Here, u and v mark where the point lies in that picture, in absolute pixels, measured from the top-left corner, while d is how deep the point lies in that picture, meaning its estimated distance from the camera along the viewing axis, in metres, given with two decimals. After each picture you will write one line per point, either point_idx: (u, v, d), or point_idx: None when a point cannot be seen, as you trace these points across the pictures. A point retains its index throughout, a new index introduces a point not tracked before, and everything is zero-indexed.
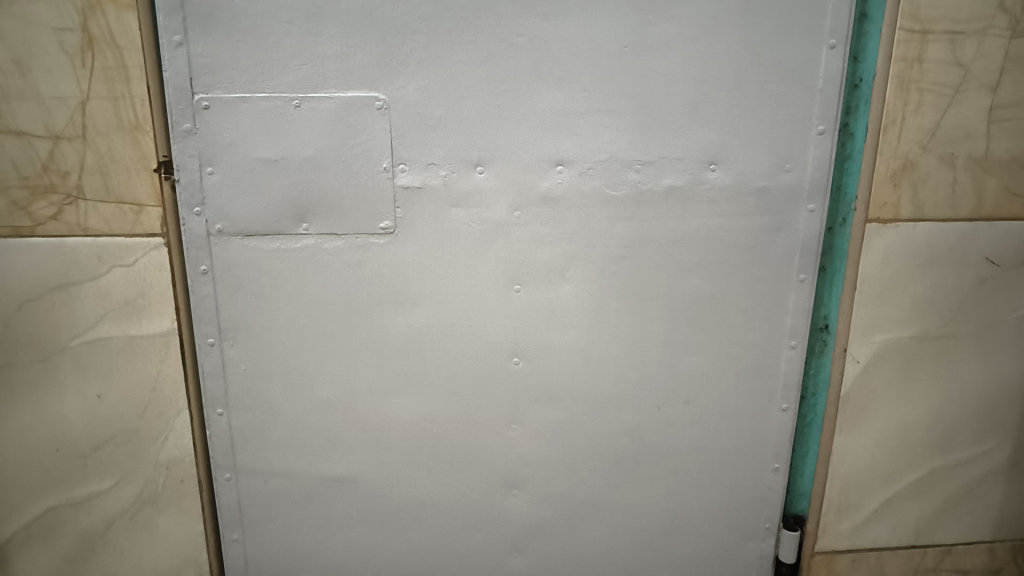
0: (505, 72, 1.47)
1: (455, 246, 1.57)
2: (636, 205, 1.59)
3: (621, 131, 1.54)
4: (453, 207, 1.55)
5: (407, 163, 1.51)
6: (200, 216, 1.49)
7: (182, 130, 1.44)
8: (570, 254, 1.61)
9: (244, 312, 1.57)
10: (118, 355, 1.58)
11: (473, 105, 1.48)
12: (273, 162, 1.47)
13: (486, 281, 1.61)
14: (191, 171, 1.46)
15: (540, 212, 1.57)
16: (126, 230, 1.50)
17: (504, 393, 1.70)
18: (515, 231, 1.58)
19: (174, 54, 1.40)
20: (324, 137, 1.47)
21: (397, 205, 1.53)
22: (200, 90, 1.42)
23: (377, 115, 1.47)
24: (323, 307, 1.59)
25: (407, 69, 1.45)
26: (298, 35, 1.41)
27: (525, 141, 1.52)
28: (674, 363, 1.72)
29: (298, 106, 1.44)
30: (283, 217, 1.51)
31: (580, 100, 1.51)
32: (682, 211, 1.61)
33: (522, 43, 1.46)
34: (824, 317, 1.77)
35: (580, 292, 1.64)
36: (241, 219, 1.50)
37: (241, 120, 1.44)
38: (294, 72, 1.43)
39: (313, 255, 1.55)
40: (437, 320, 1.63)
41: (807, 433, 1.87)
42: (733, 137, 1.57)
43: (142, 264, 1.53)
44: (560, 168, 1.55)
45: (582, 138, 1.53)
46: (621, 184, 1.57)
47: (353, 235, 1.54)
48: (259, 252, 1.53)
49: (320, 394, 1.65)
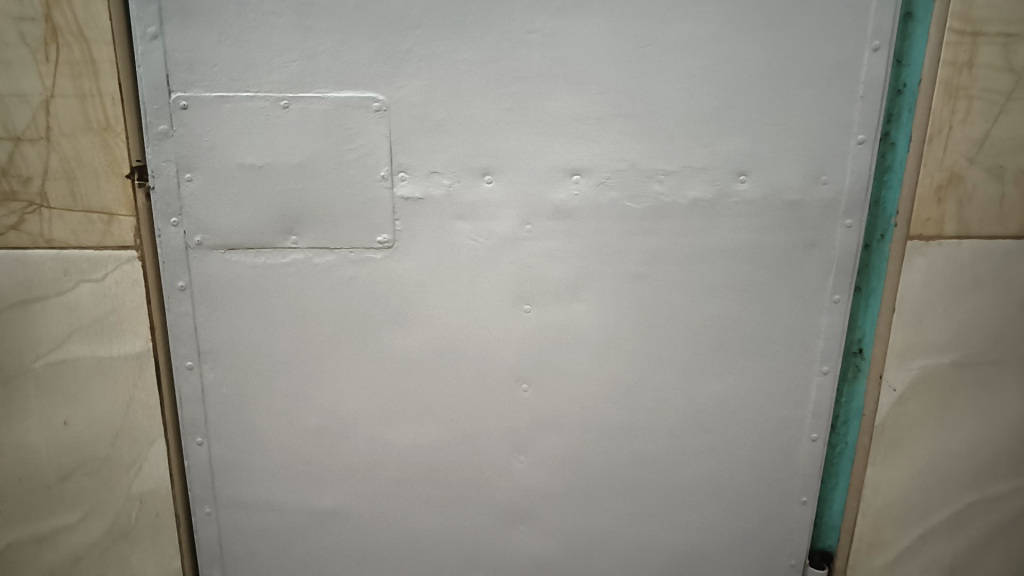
0: (514, 72, 1.33)
1: (458, 262, 1.43)
2: (658, 218, 1.44)
3: (642, 138, 1.39)
4: (457, 220, 1.41)
5: (406, 171, 1.36)
6: (178, 227, 1.35)
7: (157, 132, 1.29)
8: (583, 272, 1.47)
9: (226, 331, 1.43)
10: (87, 378, 1.44)
11: (479, 107, 1.34)
12: (258, 169, 1.33)
13: (492, 301, 1.47)
14: (167, 177, 1.32)
15: (551, 225, 1.43)
16: (95, 241, 1.36)
17: (510, 422, 1.56)
18: (525, 245, 1.44)
19: (149, 48, 1.25)
20: (315, 141, 1.32)
21: (397, 217, 1.39)
22: (177, 88, 1.27)
23: (374, 117, 1.32)
24: (314, 328, 1.44)
25: (406, 68, 1.30)
26: (286, 29, 1.27)
27: (536, 148, 1.37)
28: (697, 390, 1.58)
29: (286, 107, 1.30)
30: (271, 230, 1.37)
31: (595, 103, 1.36)
32: (707, 225, 1.46)
33: (534, 40, 1.31)
34: (858, 341, 1.63)
35: (595, 313, 1.50)
36: (223, 231, 1.36)
37: (222, 121, 1.30)
38: (282, 70, 1.28)
39: (302, 271, 1.40)
40: (438, 342, 1.49)
41: (836, 465, 1.73)
42: (764, 146, 1.42)
43: (113, 279, 1.38)
44: (576, 178, 1.40)
45: (600, 146, 1.38)
46: (643, 196, 1.42)
47: (346, 248, 1.40)
48: (242, 267, 1.39)
49: (309, 421, 1.51)
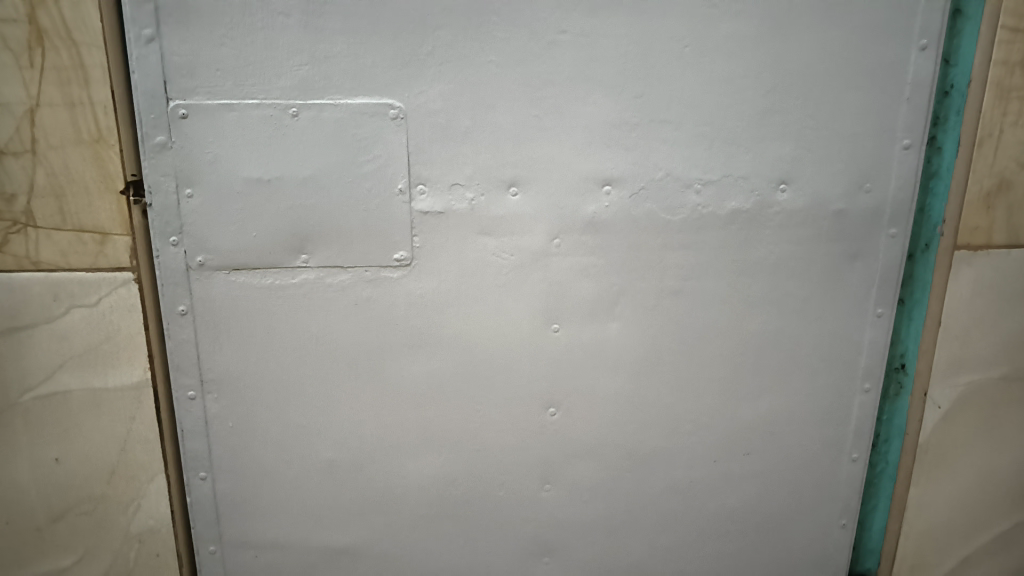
0: (545, 76, 1.24)
1: (483, 280, 1.35)
2: (696, 230, 1.37)
3: (681, 146, 1.31)
4: (481, 235, 1.32)
5: (426, 183, 1.26)
6: (178, 246, 1.24)
7: (154, 144, 1.18)
8: (618, 289, 1.39)
9: (231, 359, 1.32)
10: (80, 412, 1.32)
11: (506, 115, 1.25)
12: (265, 183, 1.22)
13: (520, 321, 1.39)
14: (166, 193, 1.21)
15: (583, 239, 1.35)
16: (87, 263, 1.24)
17: (538, 449, 1.48)
18: (555, 261, 1.35)
19: (144, 52, 1.14)
20: (327, 153, 1.22)
21: (416, 233, 1.29)
22: (176, 95, 1.16)
23: (391, 125, 1.22)
24: (327, 353, 1.34)
25: (427, 72, 1.21)
26: (295, 30, 1.16)
27: (568, 159, 1.29)
28: (736, 412, 1.52)
29: (296, 115, 1.19)
30: (278, 248, 1.26)
31: (631, 108, 1.28)
32: (749, 238, 1.39)
33: (565, 41, 1.23)
34: (901, 355, 1.55)
35: (629, 333, 1.43)
36: (227, 251, 1.25)
37: (225, 131, 1.19)
38: (290, 75, 1.18)
39: (313, 292, 1.30)
40: (460, 366, 1.39)
41: (876, 485, 1.65)
42: (808, 153, 1.35)
43: (107, 304, 1.27)
44: (608, 189, 1.32)
45: (635, 154, 1.31)
46: (680, 207, 1.35)
47: (361, 267, 1.30)
48: (248, 289, 1.28)
49: (321, 454, 1.40)
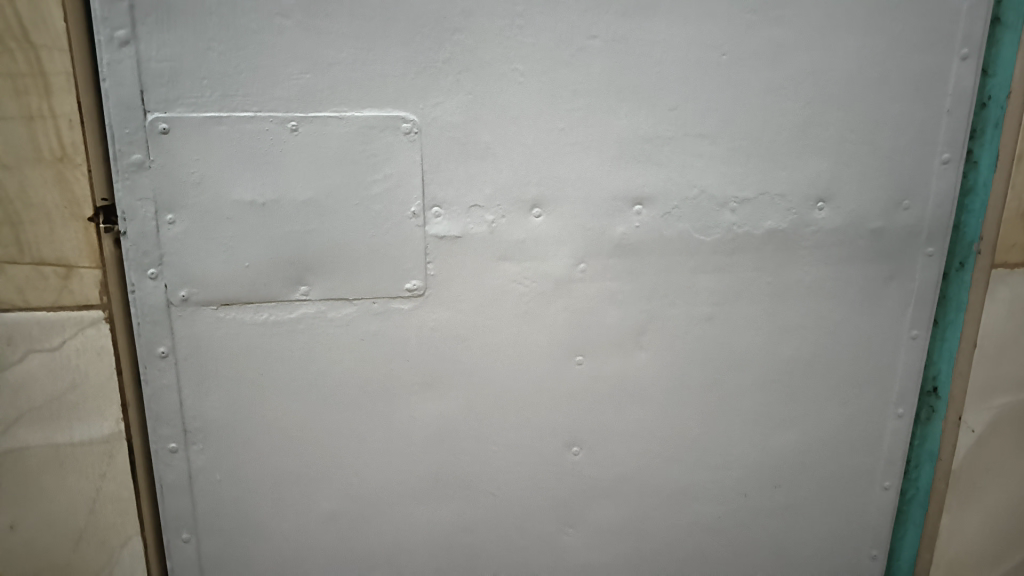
0: (572, 85, 1.13)
1: (501, 311, 1.22)
2: (730, 252, 1.28)
3: (717, 161, 1.22)
4: (502, 260, 1.19)
5: (442, 205, 1.14)
6: (157, 279, 1.07)
7: (129, 164, 1.02)
8: (646, 317, 1.28)
9: (219, 405, 1.15)
10: (40, 471, 1.14)
11: (529, 129, 1.13)
12: (259, 206, 1.07)
13: (543, 354, 1.26)
14: (143, 220, 1.04)
15: (611, 263, 1.23)
16: (49, 301, 1.07)
17: (559, 491, 1.35)
18: (580, 288, 1.23)
19: (116, 57, 0.98)
20: (331, 172, 1.08)
21: (430, 260, 1.16)
22: (155, 107, 1.01)
23: (403, 141, 1.09)
24: (330, 397, 1.19)
25: (444, 81, 1.08)
26: (295, 33, 1.02)
27: (597, 176, 1.18)
28: (766, 441, 1.43)
29: (295, 129, 1.05)
30: (275, 281, 1.11)
31: (665, 121, 1.18)
32: (784, 259, 1.30)
33: (596, 47, 1.12)
34: (933, 378, 1.48)
35: (657, 364, 1.32)
36: (214, 283, 1.09)
37: (213, 148, 1.03)
38: (289, 84, 1.03)
39: (314, 327, 1.15)
40: (477, 405, 1.26)
41: (906, 514, 1.57)
42: (847, 169, 1.28)
43: (72, 347, 1.09)
44: (639, 209, 1.21)
45: (669, 170, 1.20)
46: (715, 228, 1.25)
47: (369, 299, 1.16)
48: (240, 325, 1.12)
49: (320, 506, 1.25)
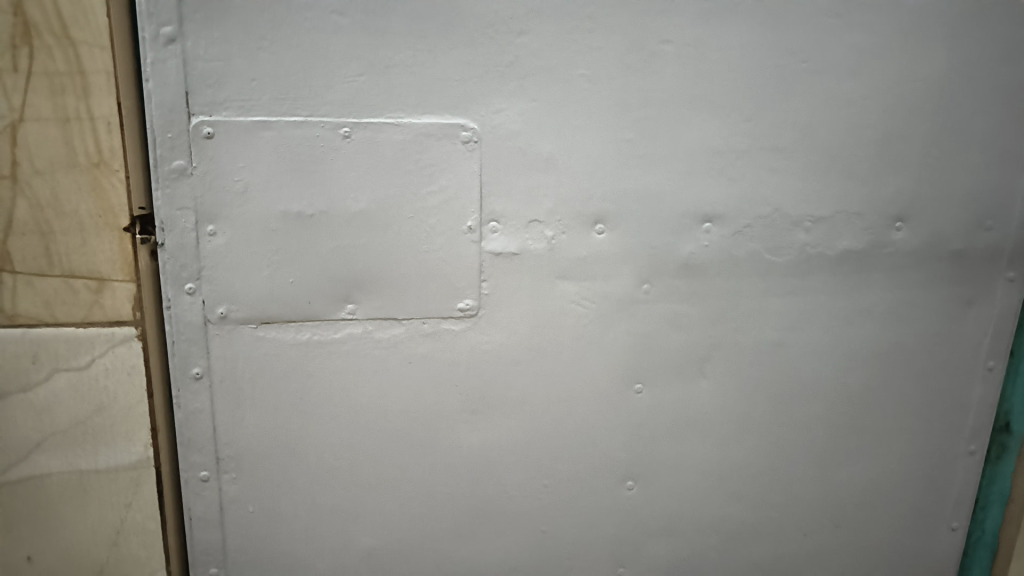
0: (641, 93, 1.05)
1: (558, 334, 1.13)
2: (801, 274, 1.19)
3: (791, 177, 1.14)
4: (560, 280, 1.11)
5: (500, 219, 1.06)
6: (194, 295, 1.00)
7: (170, 170, 0.94)
8: (710, 343, 1.20)
9: (255, 431, 1.07)
10: (62, 500, 1.06)
11: (595, 141, 1.06)
12: (306, 218, 0.99)
13: (599, 382, 1.17)
14: (183, 231, 0.97)
15: (675, 285, 1.15)
16: (80, 316, 0.99)
17: (611, 528, 1.26)
18: (642, 311, 1.15)
19: (161, 55, 0.91)
20: (385, 182, 1.00)
21: (484, 278, 1.08)
22: (200, 109, 0.93)
23: (462, 150, 1.01)
24: (373, 424, 1.11)
25: (507, 86, 1.01)
26: (351, 32, 0.94)
27: (665, 191, 1.10)
28: (832, 477, 1.33)
29: (348, 135, 0.98)
30: (321, 298, 1.03)
31: (739, 133, 1.10)
32: (858, 282, 1.22)
33: (669, 53, 1.04)
34: (1009, 412, 1.38)
35: (720, 393, 1.23)
36: (255, 300, 1.01)
37: (260, 154, 0.96)
38: (344, 87, 0.96)
39: (359, 349, 1.07)
40: (528, 435, 1.17)
41: (972, 557, 1.46)
42: (927, 187, 1.20)
43: (101, 366, 1.01)
44: (707, 226, 1.13)
45: (740, 186, 1.13)
46: (787, 248, 1.17)
47: (418, 319, 1.07)
48: (280, 346, 1.04)
49: (358, 542, 1.16)
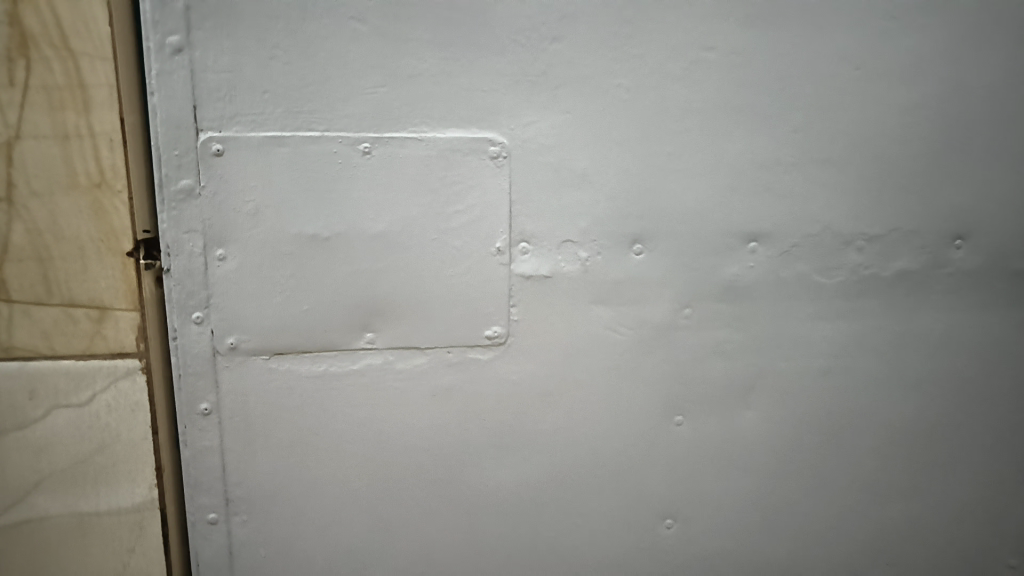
0: (682, 103, 0.97)
1: (592, 362, 1.05)
2: (853, 296, 1.11)
3: (843, 192, 1.06)
4: (595, 304, 1.02)
5: (530, 240, 0.98)
6: (202, 324, 0.92)
7: (177, 190, 0.87)
8: (756, 371, 1.11)
9: (266, 471, 0.99)
10: (61, 545, 0.98)
11: (633, 155, 0.98)
12: (323, 241, 0.92)
13: (636, 413, 1.09)
14: (190, 256, 0.90)
15: (718, 309, 1.06)
16: (79, 348, 0.92)
17: (648, 571, 1.17)
18: (682, 337, 1.06)
19: (168, 67, 0.84)
20: (407, 202, 0.93)
21: (514, 304, 1.00)
22: (209, 124, 0.86)
23: (490, 166, 0.94)
24: (393, 461, 1.03)
25: (539, 96, 0.93)
26: (371, 40, 0.87)
27: (708, 209, 1.02)
28: (885, 513, 1.23)
29: (368, 151, 0.90)
30: (338, 327, 0.95)
31: (787, 145, 1.02)
32: (914, 304, 1.13)
33: (713, 60, 0.97)
34: None
35: (765, 424, 1.14)
36: (268, 330, 0.94)
37: (273, 172, 0.89)
38: (363, 99, 0.89)
39: (379, 381, 0.99)
40: (559, 471, 1.09)
41: None
42: (988, 202, 1.11)
43: (102, 403, 0.94)
44: (753, 246, 1.05)
45: (788, 202, 1.04)
46: (838, 268, 1.09)
47: (442, 348, 0.99)
48: (294, 378, 0.97)
49: None
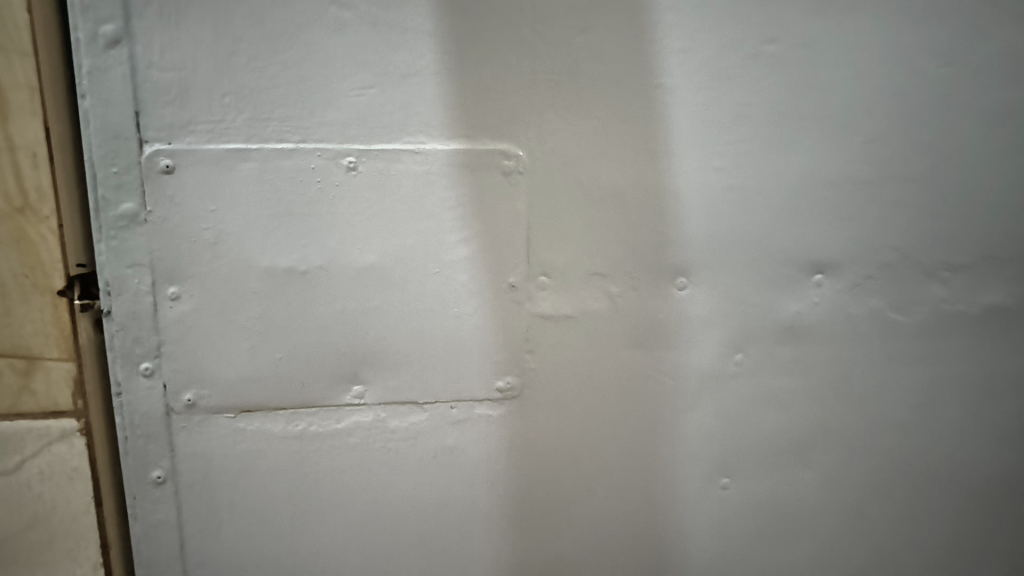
0: (738, 106, 0.80)
1: (623, 416, 0.88)
2: (934, 337, 0.93)
3: (926, 214, 0.88)
4: (627, 349, 0.85)
5: (552, 273, 0.81)
6: (152, 377, 0.76)
7: (118, 215, 0.71)
8: (817, 425, 0.93)
9: (234, 547, 0.83)
10: None
11: (676, 170, 0.80)
12: (299, 276, 0.75)
13: (674, 474, 0.92)
14: (136, 295, 0.73)
15: (774, 352, 0.89)
16: (3, 404, 0.76)
17: None
18: (731, 385, 0.89)
19: (102, 62, 0.67)
20: (402, 228, 0.76)
21: (531, 349, 0.83)
22: (156, 134, 0.70)
23: (504, 185, 0.77)
24: (386, 532, 0.86)
25: (564, 99, 0.76)
26: (357, 30, 0.70)
27: (766, 234, 0.84)
28: None
29: (353, 167, 0.73)
30: (319, 379, 0.79)
31: (862, 158, 0.85)
32: (1004, 346, 0.95)
33: (777, 54, 0.79)
34: None
35: (827, 485, 0.96)
36: (234, 383, 0.77)
37: (236, 193, 0.72)
38: (348, 104, 0.72)
39: (368, 441, 0.82)
40: (581, 542, 0.92)
41: None
42: None
43: (34, 470, 0.78)
44: (818, 279, 0.87)
45: (862, 226, 0.87)
46: (918, 304, 0.91)
47: (445, 402, 0.83)
48: (266, 439, 0.80)
49: None
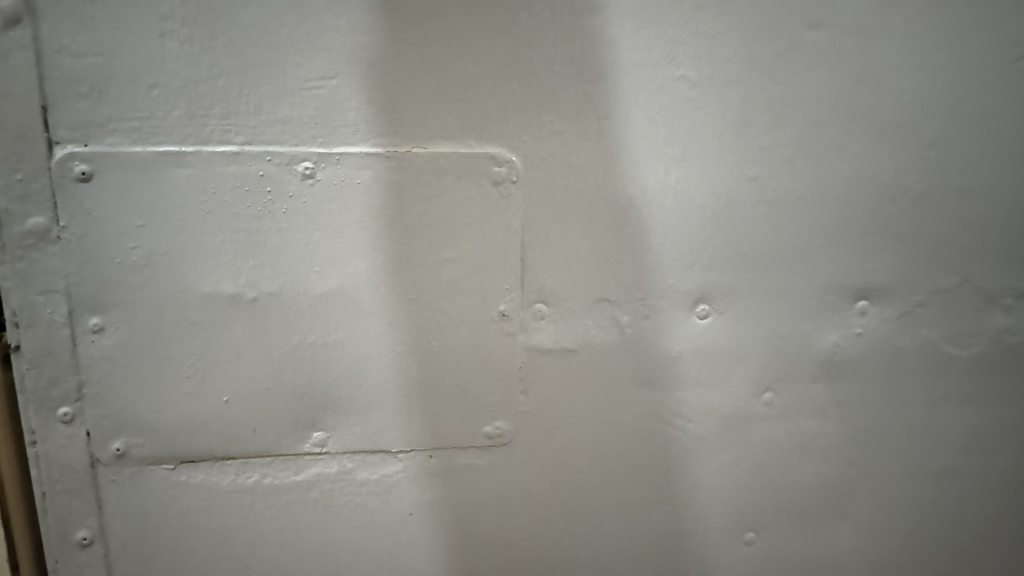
0: (776, 103, 0.67)
1: (633, 464, 0.76)
2: (995, 372, 0.80)
3: (991, 231, 0.75)
4: (639, 388, 0.73)
5: (550, 300, 0.68)
6: (74, 424, 0.64)
7: (25, 232, 0.58)
8: (856, 472, 0.81)
9: None
10: None
11: (700, 179, 0.67)
12: (247, 305, 0.63)
13: (691, 529, 0.79)
14: (50, 328, 0.61)
15: (810, 391, 0.76)
16: None
17: None
18: (758, 428, 0.77)
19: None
20: (371, 247, 0.64)
21: (525, 389, 0.71)
22: (69, 135, 0.57)
23: (494, 197, 0.64)
24: None
25: (567, 95, 0.63)
26: (314, 8, 0.57)
27: (804, 254, 0.72)
28: None
29: (311, 175, 0.61)
30: (274, 424, 0.67)
31: (919, 166, 0.72)
32: None
33: (825, 41, 0.66)
34: None
35: (866, 539, 0.84)
36: (172, 429, 0.65)
37: (169, 206, 0.59)
38: (304, 98, 0.59)
39: (334, 494, 0.70)
40: None
41: None
42: None
43: None
44: (863, 306, 0.74)
45: (916, 245, 0.74)
46: (977, 335, 0.78)
47: (424, 450, 0.71)
48: (213, 493, 0.68)
49: None
